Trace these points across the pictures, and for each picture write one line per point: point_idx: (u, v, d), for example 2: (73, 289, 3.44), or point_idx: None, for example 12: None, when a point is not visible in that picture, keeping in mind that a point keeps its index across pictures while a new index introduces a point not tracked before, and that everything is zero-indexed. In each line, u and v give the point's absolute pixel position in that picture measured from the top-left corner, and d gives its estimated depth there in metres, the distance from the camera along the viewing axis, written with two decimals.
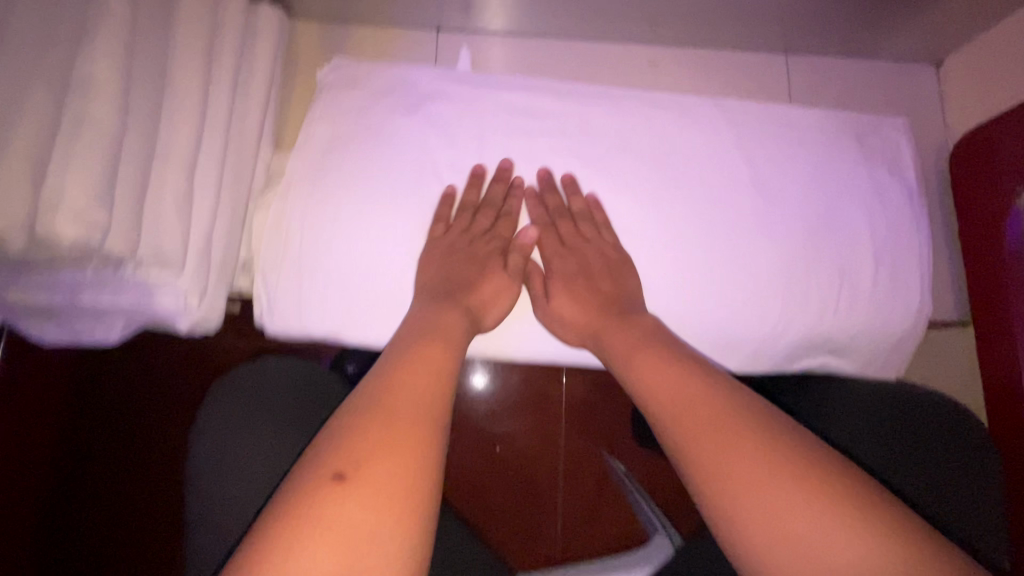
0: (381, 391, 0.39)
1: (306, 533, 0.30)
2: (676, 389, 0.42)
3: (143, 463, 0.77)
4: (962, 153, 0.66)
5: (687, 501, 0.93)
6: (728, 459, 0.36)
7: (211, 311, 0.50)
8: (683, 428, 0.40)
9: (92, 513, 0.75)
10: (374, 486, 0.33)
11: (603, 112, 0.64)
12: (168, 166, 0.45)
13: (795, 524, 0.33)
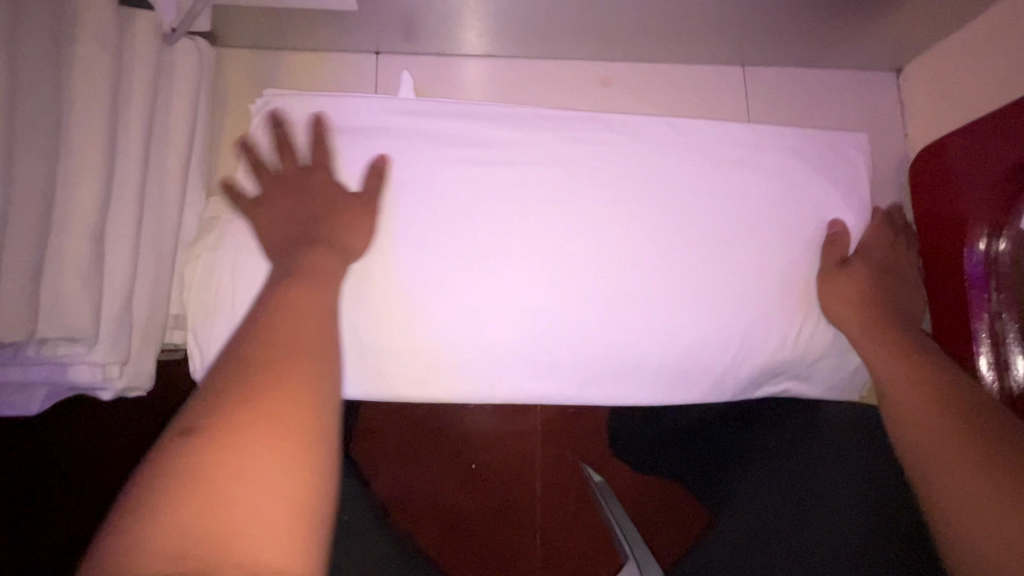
0: (264, 343, 0.37)
1: (186, 490, 0.29)
2: (909, 390, 0.49)
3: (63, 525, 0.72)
4: (924, 167, 0.67)
5: (666, 520, 0.89)
6: (922, 420, 0.46)
7: (133, 375, 0.50)
8: (901, 404, 0.49)
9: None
10: (259, 439, 0.32)
11: (552, 137, 0.62)
12: (69, 236, 0.43)
13: (977, 500, 0.39)
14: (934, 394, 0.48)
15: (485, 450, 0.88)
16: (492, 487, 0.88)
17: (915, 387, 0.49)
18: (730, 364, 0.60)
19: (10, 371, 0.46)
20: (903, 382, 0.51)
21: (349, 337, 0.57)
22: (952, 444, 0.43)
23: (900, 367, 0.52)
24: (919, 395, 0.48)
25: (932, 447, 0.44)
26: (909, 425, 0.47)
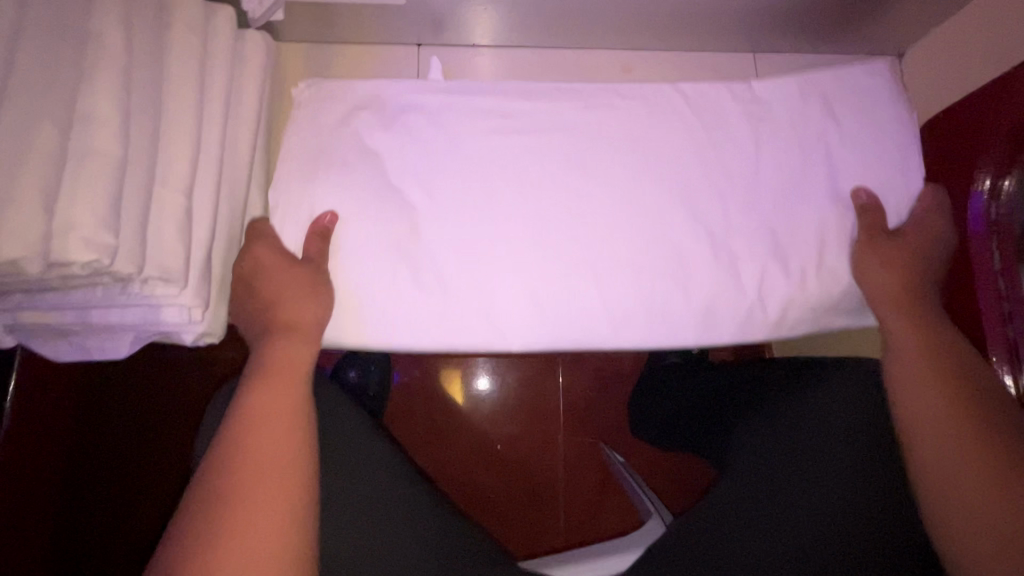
0: (251, 414, 0.51)
1: (216, 527, 0.45)
2: (924, 401, 0.53)
3: (148, 470, 0.84)
4: (937, 134, 0.70)
5: (682, 492, 0.98)
6: (931, 408, 0.52)
7: (210, 321, 0.56)
8: (912, 385, 0.54)
9: (107, 515, 0.82)
10: (265, 490, 0.47)
11: (570, 100, 0.66)
12: (166, 189, 0.49)
13: (968, 510, 0.48)
14: (942, 381, 0.53)
15: (514, 430, 0.99)
16: (521, 465, 0.98)
17: (922, 372, 0.54)
18: (744, 322, 0.64)
19: (108, 312, 0.52)
20: (912, 365, 0.55)
21: (395, 286, 0.62)
22: (962, 437, 0.50)
23: (913, 347, 0.56)
24: (930, 381, 0.54)
25: (936, 436, 0.51)
26: (913, 413, 0.53)
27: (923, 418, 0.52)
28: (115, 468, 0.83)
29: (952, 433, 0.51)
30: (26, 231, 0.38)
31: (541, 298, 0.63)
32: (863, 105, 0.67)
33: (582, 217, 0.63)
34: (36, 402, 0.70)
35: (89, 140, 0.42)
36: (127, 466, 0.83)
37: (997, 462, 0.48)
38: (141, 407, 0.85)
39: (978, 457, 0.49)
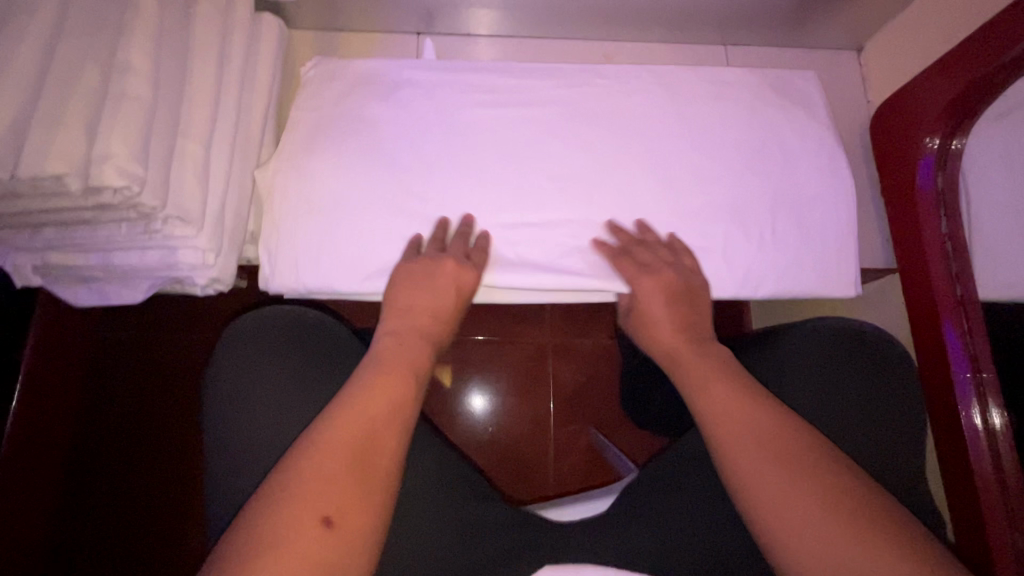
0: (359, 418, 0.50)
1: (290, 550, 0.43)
2: (730, 409, 0.55)
3: (153, 423, 0.95)
4: (884, 115, 0.77)
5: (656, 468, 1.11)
6: (723, 419, 0.54)
7: (221, 268, 0.61)
8: (713, 409, 0.56)
9: (111, 461, 0.94)
10: (352, 525, 0.45)
11: (552, 83, 0.75)
12: (189, 139, 0.55)
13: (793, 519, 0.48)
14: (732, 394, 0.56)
15: (510, 409, 1.13)
16: (519, 438, 1.12)
17: (716, 386, 0.57)
18: (710, 273, 0.71)
19: (128, 255, 0.57)
20: (707, 381, 0.58)
21: (390, 236, 0.68)
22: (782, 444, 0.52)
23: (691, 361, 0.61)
24: (720, 393, 0.56)
25: (758, 448, 0.52)
26: (732, 435, 0.53)
27: (733, 433, 0.53)
28: (121, 419, 0.95)
29: (759, 439, 0.52)
30: (70, 151, 0.44)
31: (521, 247, 0.70)
32: (807, 89, 0.77)
33: (561, 185, 0.71)
34: (46, 353, 0.82)
35: (125, 85, 0.48)
36: (133, 418, 0.95)
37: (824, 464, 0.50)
38: (150, 372, 0.97)
39: (795, 457, 0.51)
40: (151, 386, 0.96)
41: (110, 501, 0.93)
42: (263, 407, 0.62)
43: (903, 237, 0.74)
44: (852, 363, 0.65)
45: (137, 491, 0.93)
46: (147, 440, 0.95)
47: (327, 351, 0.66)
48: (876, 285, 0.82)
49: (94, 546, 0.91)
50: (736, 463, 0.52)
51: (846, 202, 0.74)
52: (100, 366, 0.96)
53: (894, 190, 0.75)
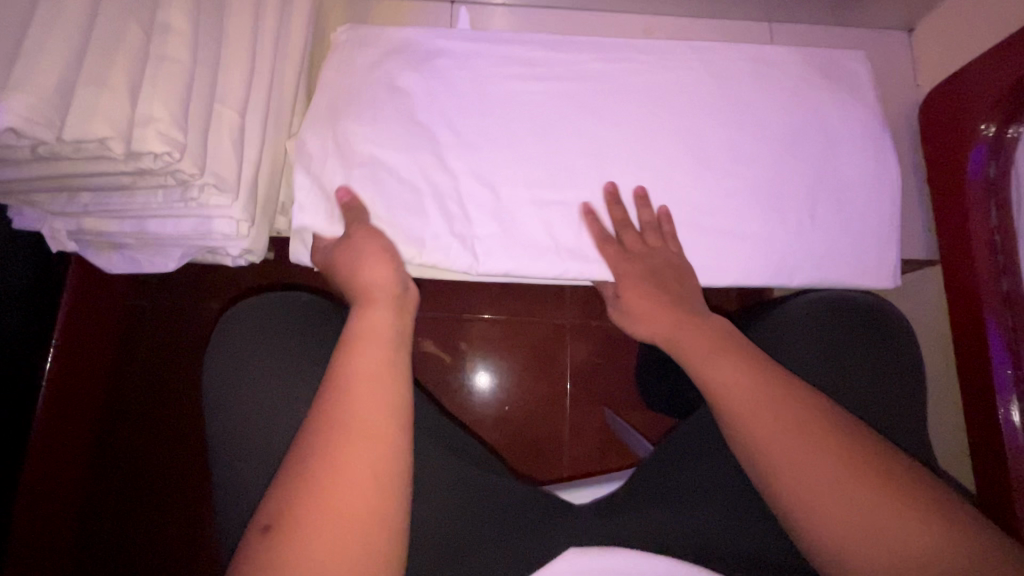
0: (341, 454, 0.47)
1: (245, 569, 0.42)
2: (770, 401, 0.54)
3: (177, 388, 0.98)
4: (935, 102, 0.74)
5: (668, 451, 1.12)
6: (746, 405, 0.55)
7: (254, 240, 0.60)
8: (735, 397, 0.56)
9: (136, 424, 0.97)
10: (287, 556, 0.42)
11: (590, 58, 0.73)
12: (226, 106, 0.53)
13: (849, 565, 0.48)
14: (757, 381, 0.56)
15: (524, 390, 1.13)
16: (532, 418, 1.12)
17: (737, 374, 0.57)
18: (746, 260, 0.69)
19: (163, 223, 0.57)
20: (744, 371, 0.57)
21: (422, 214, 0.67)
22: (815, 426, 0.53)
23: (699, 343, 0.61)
24: (742, 379, 0.57)
25: (787, 432, 0.53)
26: (757, 421, 0.54)
27: (760, 417, 0.54)
28: (146, 384, 0.98)
29: (794, 422, 0.53)
30: (114, 116, 0.43)
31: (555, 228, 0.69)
32: (855, 71, 0.74)
33: (597, 164, 0.69)
34: (76, 329, 0.84)
35: (165, 48, 0.47)
36: (158, 383, 0.98)
37: (851, 444, 0.52)
38: (173, 341, 1.00)
39: (830, 434, 0.52)
40: (174, 353, 0.99)
41: (136, 463, 0.96)
42: (242, 395, 0.63)
43: (949, 229, 0.71)
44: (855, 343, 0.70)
45: (158, 463, 0.96)
46: (172, 405, 0.98)
47: (311, 333, 0.68)
48: (915, 275, 0.80)
49: (118, 514, 0.95)
50: (767, 447, 0.53)
51: (890, 190, 0.71)
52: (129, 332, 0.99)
53: (941, 181, 0.72)
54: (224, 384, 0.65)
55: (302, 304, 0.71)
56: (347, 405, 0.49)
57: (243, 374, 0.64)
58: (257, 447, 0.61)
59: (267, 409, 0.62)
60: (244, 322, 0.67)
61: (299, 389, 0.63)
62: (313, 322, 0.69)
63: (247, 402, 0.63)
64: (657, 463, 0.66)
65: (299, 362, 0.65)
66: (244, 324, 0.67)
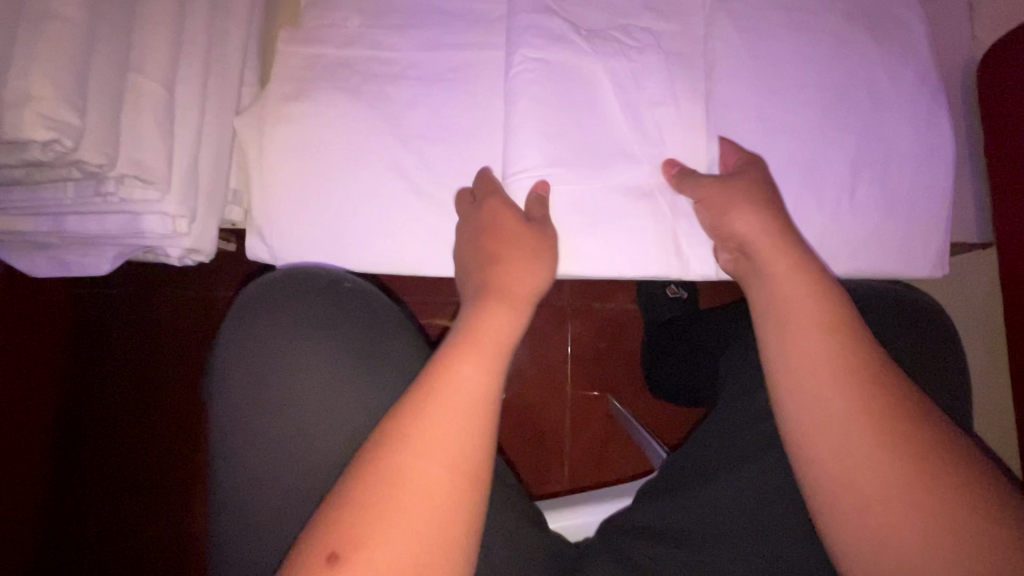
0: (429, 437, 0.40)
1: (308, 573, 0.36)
2: None
3: (145, 392, 0.87)
4: (994, 60, 0.62)
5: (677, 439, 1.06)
6: (819, 405, 0.42)
7: (197, 238, 0.51)
8: (810, 393, 0.43)
9: (104, 430, 0.87)
10: (363, 566, 0.36)
11: (594, 9, 0.61)
12: (144, 77, 0.44)
13: None
14: (847, 381, 0.42)
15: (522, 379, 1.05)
16: (529, 410, 1.05)
17: (820, 367, 0.43)
18: None
19: (85, 220, 0.48)
20: None
21: (403, 204, 0.60)
22: (908, 454, 0.39)
23: (783, 300, 0.47)
24: (828, 372, 0.43)
25: (867, 452, 0.40)
26: (827, 430, 0.42)
27: (830, 422, 0.42)
28: (116, 387, 0.87)
29: (877, 441, 0.40)
30: None
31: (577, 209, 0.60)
32: (904, 20, 0.63)
33: (602, 139, 0.59)
34: (27, 323, 0.72)
35: (49, 3, 0.37)
36: (128, 385, 0.87)
37: (953, 490, 0.38)
38: (138, 338, 0.88)
39: (925, 473, 0.38)
40: (142, 351, 0.88)
41: (112, 473, 0.86)
42: (289, 380, 0.54)
43: (1008, 209, 0.61)
44: (925, 328, 0.58)
45: (137, 473, 0.86)
46: (142, 410, 0.87)
47: (373, 317, 0.57)
48: (962, 258, 0.71)
49: (97, 528, 0.85)
50: (826, 459, 0.41)
51: (940, 163, 0.62)
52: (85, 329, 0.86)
53: (1000, 153, 0.63)
54: (264, 362, 0.54)
55: (347, 293, 0.57)
56: (434, 398, 0.42)
57: (290, 357, 0.54)
58: (298, 474, 0.51)
59: (318, 403, 0.53)
60: (298, 293, 0.56)
61: (356, 385, 0.54)
62: (362, 319, 0.57)
63: (294, 391, 0.53)
64: (684, 468, 0.61)
65: (357, 350, 0.55)
66: (296, 295, 0.56)
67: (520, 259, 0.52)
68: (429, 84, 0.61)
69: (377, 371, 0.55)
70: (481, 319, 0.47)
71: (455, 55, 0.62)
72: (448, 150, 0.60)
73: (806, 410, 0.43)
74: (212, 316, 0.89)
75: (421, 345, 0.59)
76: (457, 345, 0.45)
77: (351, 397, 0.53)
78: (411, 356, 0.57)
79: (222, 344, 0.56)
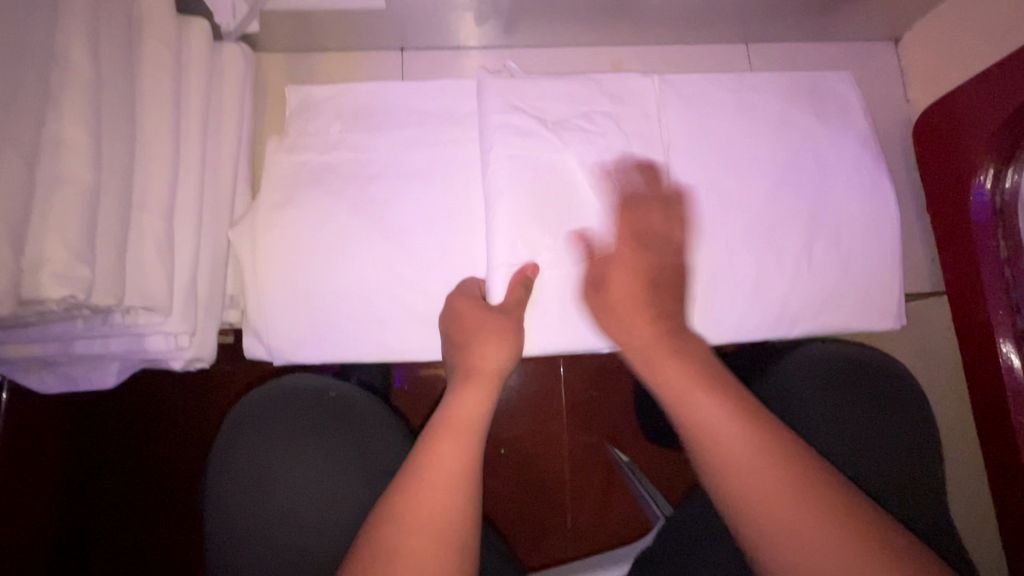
0: (418, 504, 0.44)
1: None
2: None
3: (144, 479, 0.87)
4: (929, 124, 0.68)
5: (677, 483, 1.07)
6: (735, 469, 0.43)
7: (199, 346, 0.55)
8: (727, 456, 0.43)
9: (103, 522, 0.86)
10: None
11: (559, 100, 0.66)
12: (147, 215, 0.48)
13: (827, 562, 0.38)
14: (756, 445, 0.43)
15: (518, 432, 1.06)
16: (528, 466, 1.06)
17: (731, 433, 0.44)
18: (741, 314, 0.64)
19: (91, 342, 0.51)
20: None
21: (391, 294, 0.64)
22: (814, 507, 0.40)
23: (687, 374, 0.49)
24: (737, 436, 0.44)
25: (784, 513, 0.41)
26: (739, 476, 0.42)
27: (744, 486, 0.42)
28: (114, 477, 0.87)
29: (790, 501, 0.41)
30: None
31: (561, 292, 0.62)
32: (841, 92, 0.69)
33: (576, 223, 0.62)
34: (29, 420, 0.72)
35: (60, 170, 0.40)
36: (126, 473, 0.87)
37: (855, 540, 0.39)
38: (134, 426, 0.88)
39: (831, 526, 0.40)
40: (140, 438, 0.88)
41: (114, 565, 0.86)
42: (284, 468, 0.58)
43: (952, 261, 0.66)
44: (881, 385, 0.64)
45: (138, 555, 0.86)
46: (142, 498, 0.87)
47: (357, 404, 0.62)
48: (920, 303, 0.75)
49: None
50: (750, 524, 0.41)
51: (888, 222, 0.66)
52: (82, 421, 0.86)
53: (940, 210, 0.68)
54: (258, 453, 0.58)
55: (332, 399, 0.62)
56: (420, 472, 0.46)
57: (283, 446, 0.59)
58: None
59: (311, 489, 0.57)
60: (289, 390, 0.62)
61: (345, 470, 0.58)
62: (348, 420, 0.61)
63: (288, 479, 0.57)
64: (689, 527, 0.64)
65: (345, 437, 0.60)
66: (287, 392, 0.62)
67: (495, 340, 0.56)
68: (409, 180, 0.66)
69: (365, 455, 0.59)
70: (457, 394, 0.52)
71: (431, 150, 0.67)
72: (430, 241, 0.64)
73: (729, 478, 0.43)
74: (208, 398, 0.89)
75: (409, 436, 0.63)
76: (439, 422, 0.50)
77: (346, 495, 0.57)
78: (394, 439, 0.61)
79: (214, 465, 0.59)
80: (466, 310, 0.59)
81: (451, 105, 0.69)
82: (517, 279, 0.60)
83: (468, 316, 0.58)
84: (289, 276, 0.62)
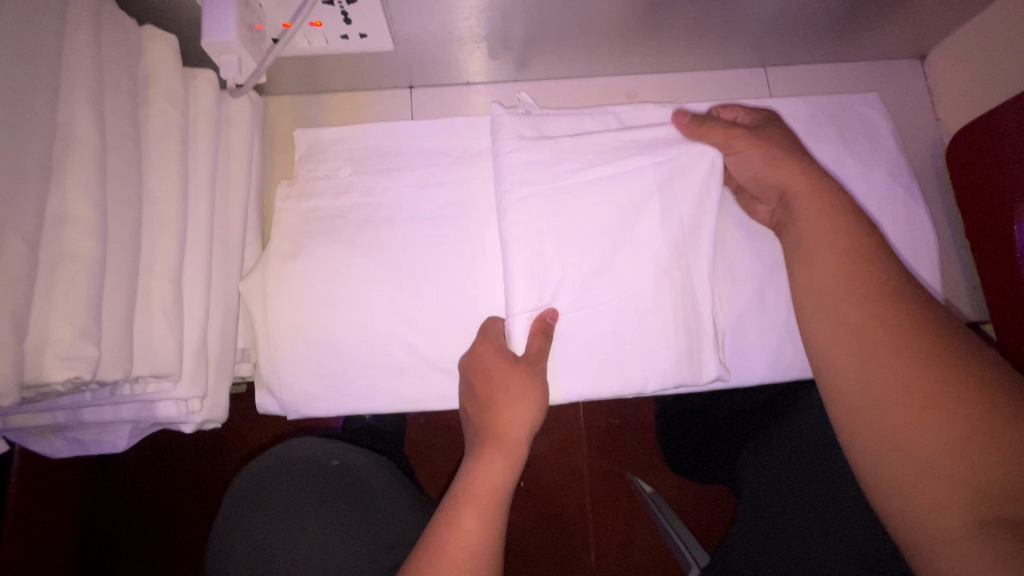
0: None
1: None
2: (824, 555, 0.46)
3: (160, 524, 0.86)
4: (965, 146, 0.65)
5: (702, 516, 1.03)
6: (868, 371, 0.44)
7: (211, 408, 0.53)
8: (863, 367, 0.45)
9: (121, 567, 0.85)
10: None
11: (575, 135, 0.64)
12: (155, 280, 0.46)
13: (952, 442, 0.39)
14: (908, 362, 0.43)
15: (538, 465, 1.03)
16: (545, 499, 1.03)
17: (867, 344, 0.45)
18: (774, 353, 0.63)
19: (101, 409, 0.50)
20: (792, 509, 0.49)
21: (407, 341, 0.61)
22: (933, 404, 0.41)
23: (831, 291, 0.49)
24: (883, 354, 0.44)
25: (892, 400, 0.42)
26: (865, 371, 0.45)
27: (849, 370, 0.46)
28: (129, 523, 0.86)
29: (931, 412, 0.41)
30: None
31: (584, 335, 0.60)
32: (867, 115, 0.66)
33: (601, 258, 0.59)
34: (46, 473, 0.71)
35: (65, 247, 0.39)
36: (142, 518, 0.86)
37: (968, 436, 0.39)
38: (150, 469, 0.87)
39: (984, 448, 0.38)
40: (156, 482, 0.87)
41: None
42: (290, 531, 0.60)
43: (996, 290, 0.63)
44: None
45: None
46: (158, 543, 0.86)
47: (364, 476, 0.64)
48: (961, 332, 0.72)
49: None
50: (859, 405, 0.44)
51: (926, 253, 0.63)
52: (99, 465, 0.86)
53: (981, 237, 0.64)
54: (271, 515, 0.61)
55: (335, 469, 0.64)
56: (436, 554, 0.43)
57: (294, 508, 0.61)
58: None
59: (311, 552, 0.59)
60: (304, 456, 0.65)
61: (348, 538, 0.60)
62: (353, 488, 0.63)
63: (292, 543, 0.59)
64: (729, 566, 0.62)
65: (350, 507, 0.62)
66: (303, 458, 0.65)
67: (518, 397, 0.53)
68: (421, 222, 0.64)
69: (368, 524, 0.61)
70: (478, 462, 0.50)
71: (444, 191, 0.65)
72: (444, 285, 0.62)
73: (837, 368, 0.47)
74: (222, 440, 0.88)
75: (415, 504, 0.64)
76: (462, 493, 0.47)
77: (349, 565, 0.58)
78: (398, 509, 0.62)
79: (229, 537, 0.60)
80: (488, 362, 0.56)
81: (464, 143, 0.67)
82: (536, 327, 0.56)
83: (491, 365, 0.56)
84: (304, 327, 0.60)
